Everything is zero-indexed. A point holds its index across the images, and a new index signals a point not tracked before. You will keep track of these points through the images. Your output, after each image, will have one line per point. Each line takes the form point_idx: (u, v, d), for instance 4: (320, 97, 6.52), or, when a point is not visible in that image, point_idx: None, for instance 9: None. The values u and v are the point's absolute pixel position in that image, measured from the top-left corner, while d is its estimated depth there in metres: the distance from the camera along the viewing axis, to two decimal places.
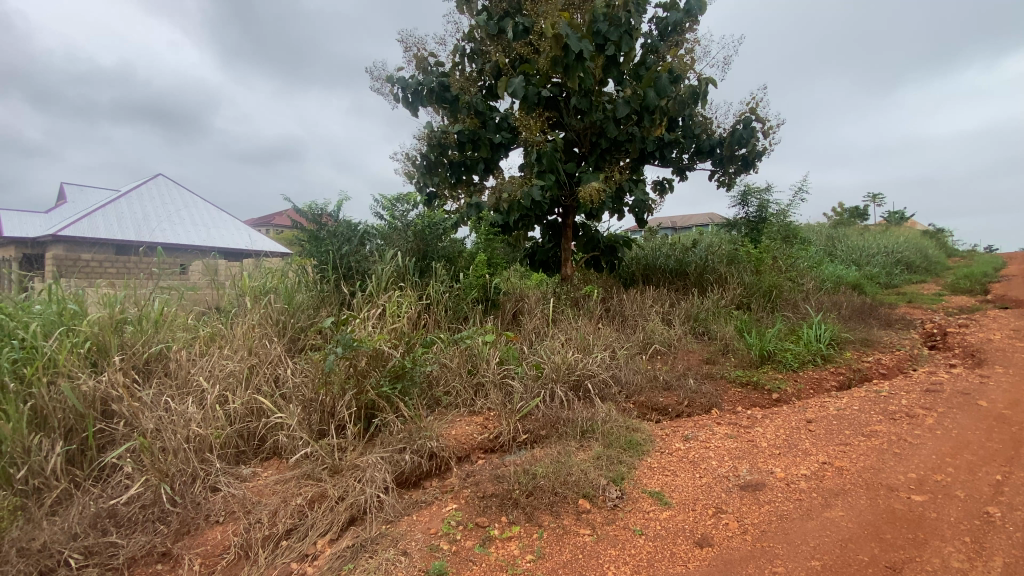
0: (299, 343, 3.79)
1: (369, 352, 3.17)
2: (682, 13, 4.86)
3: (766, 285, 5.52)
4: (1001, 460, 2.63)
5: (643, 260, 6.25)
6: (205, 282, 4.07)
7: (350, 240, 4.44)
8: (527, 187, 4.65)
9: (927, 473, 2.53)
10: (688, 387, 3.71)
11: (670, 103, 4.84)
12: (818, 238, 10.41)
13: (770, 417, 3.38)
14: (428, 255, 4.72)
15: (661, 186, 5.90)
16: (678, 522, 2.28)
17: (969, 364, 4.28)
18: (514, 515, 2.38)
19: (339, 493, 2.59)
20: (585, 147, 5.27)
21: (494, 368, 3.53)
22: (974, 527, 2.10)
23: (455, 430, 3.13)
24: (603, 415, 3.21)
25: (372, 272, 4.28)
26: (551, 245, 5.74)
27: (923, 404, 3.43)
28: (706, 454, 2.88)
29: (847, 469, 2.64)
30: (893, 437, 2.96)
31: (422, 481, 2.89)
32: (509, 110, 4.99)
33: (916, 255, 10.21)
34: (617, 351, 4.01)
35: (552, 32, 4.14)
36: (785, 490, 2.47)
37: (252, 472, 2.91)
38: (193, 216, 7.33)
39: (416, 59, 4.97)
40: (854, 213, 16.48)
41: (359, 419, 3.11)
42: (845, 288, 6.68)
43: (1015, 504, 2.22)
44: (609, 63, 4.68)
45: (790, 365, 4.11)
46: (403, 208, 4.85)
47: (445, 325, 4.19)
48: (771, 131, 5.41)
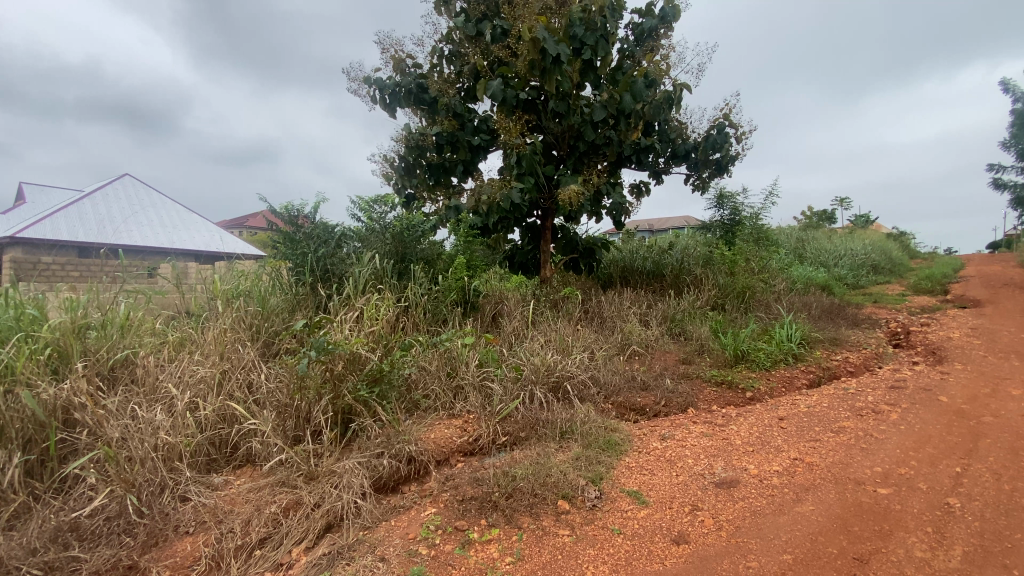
0: (272, 347, 3.69)
1: (345, 355, 3.14)
2: (657, 19, 4.95)
3: (739, 287, 5.65)
4: (960, 453, 2.74)
5: (621, 262, 6.34)
6: (173, 286, 3.95)
7: (327, 241, 4.39)
8: (506, 190, 4.66)
9: (892, 467, 2.62)
10: (665, 387, 3.76)
11: (646, 108, 4.93)
12: (789, 239, 10.70)
13: (744, 416, 3.45)
14: (407, 257, 4.69)
15: (638, 189, 5.99)
16: (655, 520, 2.31)
17: (930, 361, 4.46)
18: (493, 518, 2.37)
19: (314, 500, 2.53)
20: (563, 150, 5.34)
21: (474, 371, 3.51)
22: (935, 518, 2.18)
23: (434, 434, 3.10)
24: (582, 416, 3.24)
25: (348, 275, 4.23)
26: (531, 247, 5.71)
27: (887, 400, 3.56)
28: (682, 453, 2.93)
29: (817, 464, 2.71)
30: (860, 432, 3.06)
31: (401, 486, 2.86)
32: (488, 113, 5.01)
33: (881, 257, 10.60)
34: (596, 352, 4.05)
35: (530, 35, 4.18)
36: (759, 486, 2.53)
37: (224, 481, 2.83)
38: (160, 220, 7.07)
39: (393, 60, 4.94)
40: (824, 216, 17.03)
41: (336, 424, 3.05)
42: (815, 288, 6.89)
43: (973, 494, 2.32)
44: (586, 67, 4.72)
45: (763, 365, 4.20)
46: (381, 210, 4.83)
47: (423, 328, 4.15)
48: (744, 136, 5.51)
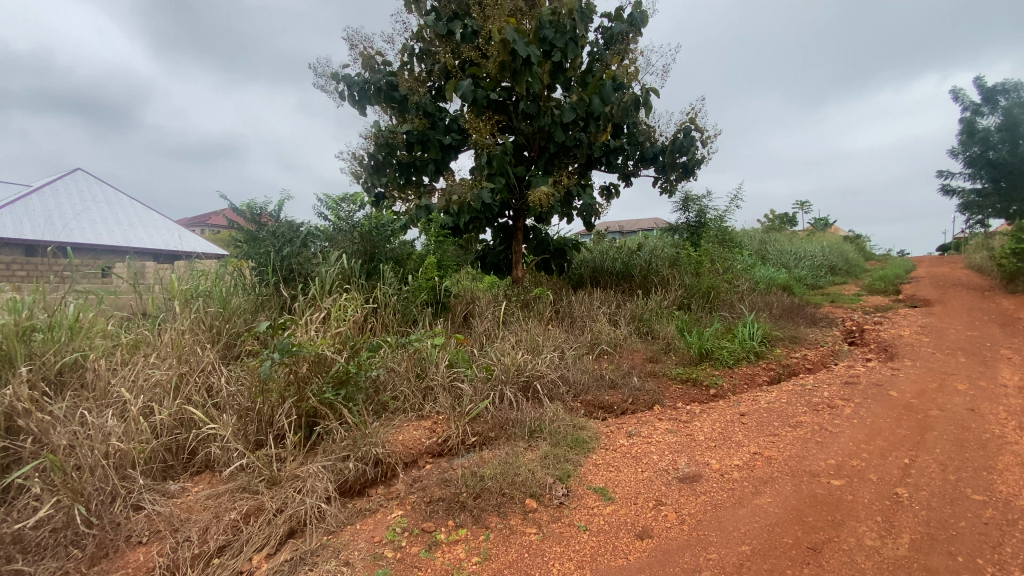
0: (234, 349, 3.57)
1: (310, 357, 3.07)
2: (626, 24, 5.03)
3: (705, 287, 5.81)
4: (908, 445, 2.88)
5: (591, 262, 6.42)
6: (128, 287, 3.80)
7: (292, 240, 4.29)
8: (476, 190, 4.65)
9: (844, 459, 2.74)
10: (633, 385, 3.83)
11: (614, 110, 5.00)
12: (753, 240, 11.05)
13: (708, 412, 3.54)
14: (376, 257, 4.63)
15: (608, 191, 6.08)
16: (620, 516, 2.34)
17: (882, 357, 4.68)
18: (461, 518, 2.36)
19: (276, 506, 2.47)
20: (534, 151, 5.37)
21: (444, 372, 3.49)
22: (884, 507, 2.29)
23: (402, 435, 3.06)
24: (551, 415, 3.26)
25: (314, 274, 4.14)
26: (503, 247, 5.71)
27: (842, 395, 3.72)
28: (647, 449, 2.98)
29: (775, 458, 2.81)
30: (816, 426, 3.19)
31: (367, 489, 2.81)
32: (458, 113, 4.99)
33: (838, 259, 11.08)
34: (566, 352, 4.09)
35: (500, 36, 4.19)
36: (720, 480, 2.61)
37: (181, 488, 2.73)
38: (93, 235, 6.73)
39: (362, 57, 4.87)
40: (786, 220, 17.67)
41: (300, 427, 2.97)
42: (777, 288, 7.14)
43: (919, 484, 2.45)
44: (556, 70, 4.76)
45: (726, 362, 4.32)
46: (348, 208, 4.69)
47: (393, 328, 4.10)
48: (710, 140, 5.66)
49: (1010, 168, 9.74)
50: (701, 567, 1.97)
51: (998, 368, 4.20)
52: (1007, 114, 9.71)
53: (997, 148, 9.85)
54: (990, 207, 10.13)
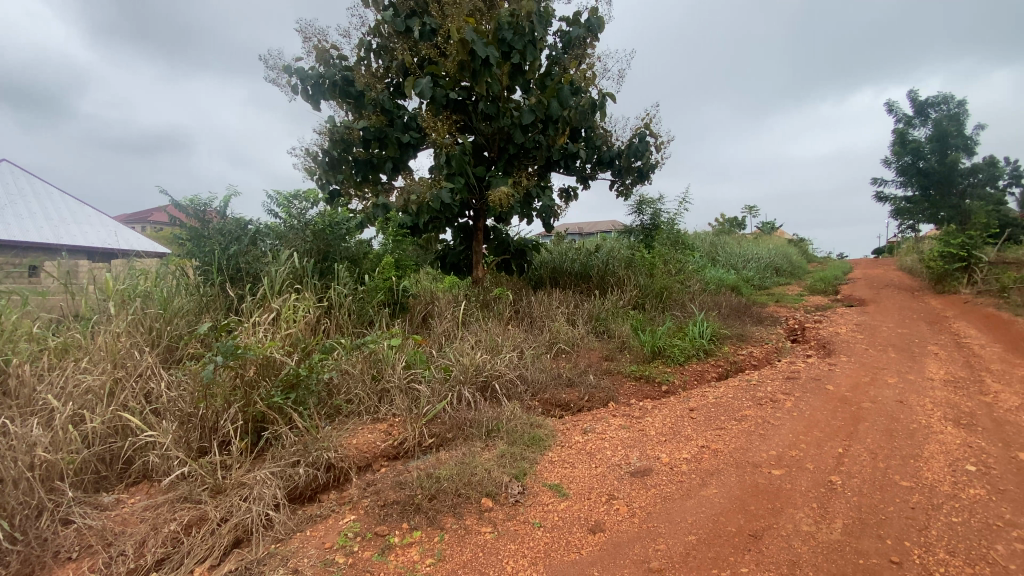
0: (175, 353, 3.39)
1: (258, 360, 2.99)
2: (584, 29, 5.13)
3: (658, 287, 5.99)
4: (843, 435, 3.08)
5: (551, 263, 6.50)
6: (58, 287, 3.56)
7: (240, 239, 4.12)
8: (435, 190, 4.62)
9: (785, 450, 2.90)
10: (589, 382, 3.91)
11: (572, 114, 5.09)
12: (704, 242, 11.48)
13: (660, 408, 3.66)
14: (329, 256, 4.51)
15: (566, 194, 6.17)
16: (574, 512, 2.38)
17: (821, 353, 4.97)
18: (415, 520, 2.34)
19: (220, 515, 2.35)
20: (494, 151, 5.38)
21: (401, 373, 3.44)
22: (819, 494, 2.43)
23: (356, 439, 2.99)
24: (508, 414, 3.27)
25: (264, 274, 3.99)
26: (463, 247, 5.69)
27: (783, 389, 3.93)
28: (601, 445, 3.05)
29: (721, 450, 2.93)
30: (760, 419, 3.35)
31: (318, 495, 2.74)
32: (417, 110, 4.94)
33: (782, 261, 11.68)
34: (524, 351, 4.12)
35: (459, 36, 4.19)
36: (669, 473, 2.70)
37: (116, 500, 2.56)
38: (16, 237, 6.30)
39: (317, 50, 4.73)
40: (735, 223, 18.46)
41: (246, 433, 2.86)
42: (726, 289, 7.46)
43: (851, 472, 2.62)
44: (515, 71, 4.79)
45: (678, 360, 4.48)
46: (301, 206, 4.54)
47: (347, 329, 4.02)
48: (663, 146, 5.84)
49: (939, 177, 10.64)
50: (650, 558, 2.03)
51: (924, 363, 4.54)
52: (937, 126, 10.55)
53: (927, 157, 10.69)
54: (920, 213, 10.99)
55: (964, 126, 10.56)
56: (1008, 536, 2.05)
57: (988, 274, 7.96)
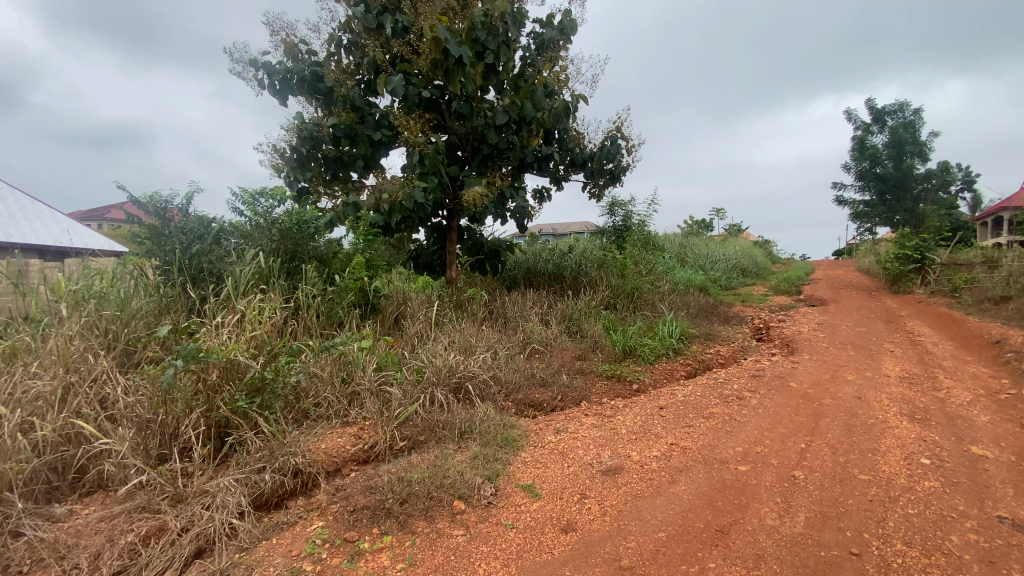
0: (133, 356, 3.25)
1: (221, 363, 2.89)
2: (556, 31, 5.16)
3: (629, 288, 6.09)
4: (805, 431, 3.19)
5: (524, 263, 6.52)
6: (4, 288, 3.36)
7: (203, 237, 3.98)
8: (408, 189, 4.56)
9: (750, 447, 2.98)
10: (562, 382, 3.93)
11: (546, 116, 5.12)
12: (674, 243, 11.71)
13: (630, 406, 3.71)
14: (297, 256, 4.40)
15: (540, 195, 6.19)
16: (546, 512, 2.39)
17: (784, 352, 5.14)
18: (386, 525, 2.30)
19: (181, 525, 2.26)
20: (467, 151, 5.35)
21: (371, 376, 3.38)
22: (783, 489, 2.51)
23: (324, 444, 2.93)
24: (481, 415, 3.26)
25: (228, 274, 3.86)
26: (436, 247, 5.65)
27: (749, 387, 4.05)
28: (573, 445, 3.07)
29: (690, 448, 3.00)
30: (726, 417, 3.44)
31: (285, 501, 2.67)
32: (389, 108, 4.87)
33: (748, 262, 12.04)
34: (498, 352, 4.12)
35: (432, 34, 4.15)
36: (640, 471, 2.74)
37: (69, 511, 2.44)
38: None
39: (285, 44, 4.61)
40: (703, 225, 18.92)
41: (209, 440, 2.76)
42: (694, 289, 7.63)
43: (813, 467, 2.72)
44: (489, 71, 4.78)
45: (648, 359, 4.56)
46: (267, 204, 4.42)
47: (316, 331, 3.92)
48: (635, 149, 5.94)
49: (894, 182, 11.16)
50: (621, 556, 2.06)
51: (880, 360, 4.75)
52: (893, 133, 11.04)
53: (884, 163, 11.19)
54: (877, 216, 11.50)
55: (918, 133, 11.06)
56: (960, 526, 2.16)
57: (939, 274, 8.38)
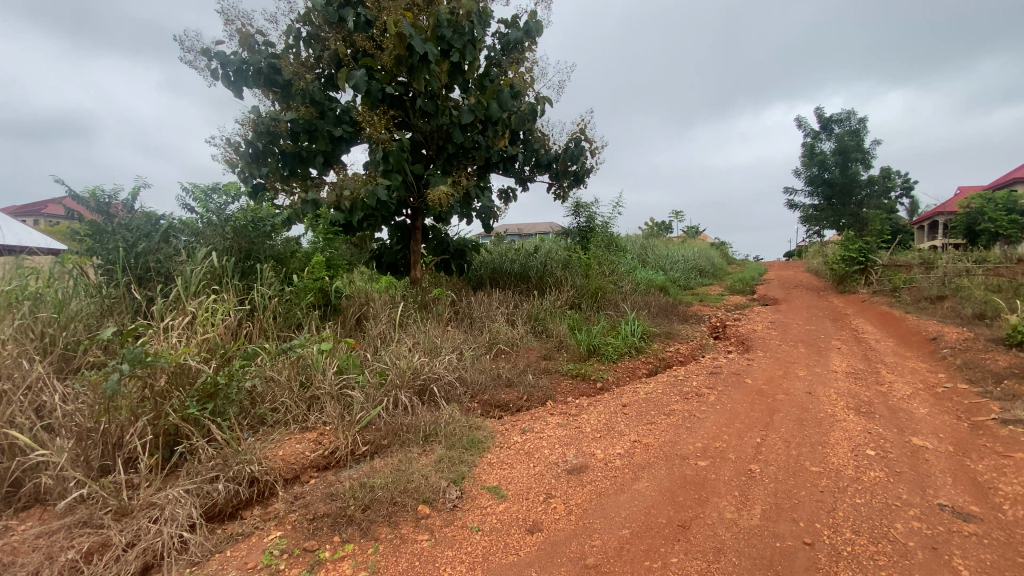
0: (72, 362, 3.04)
1: (169, 367, 2.73)
2: (522, 32, 5.16)
3: (593, 288, 6.17)
4: (760, 426, 3.31)
5: (490, 264, 6.50)
6: None
7: (150, 235, 3.76)
8: (371, 186, 4.45)
9: (709, 442, 3.07)
10: (527, 382, 3.94)
11: (511, 117, 5.12)
12: (635, 244, 11.97)
13: (595, 404, 3.76)
14: (252, 255, 4.22)
15: (506, 194, 6.18)
16: (512, 513, 2.39)
17: (740, 349, 5.34)
18: (348, 533, 2.23)
19: (126, 540, 2.13)
20: (432, 150, 5.28)
21: (332, 379, 3.27)
22: (740, 482, 2.60)
23: (282, 450, 2.82)
24: (447, 417, 3.22)
25: (178, 273, 3.66)
26: (400, 247, 5.55)
27: (707, 384, 4.17)
28: (539, 445, 3.08)
29: (652, 444, 3.06)
30: (687, 413, 3.54)
31: (240, 511, 2.55)
32: (351, 104, 4.74)
33: (705, 263, 12.46)
34: (463, 352, 4.09)
35: (396, 30, 4.06)
36: (604, 469, 2.77)
37: (2, 527, 2.26)
38: None
39: (240, 34, 4.42)
40: (662, 227, 19.42)
41: (157, 449, 2.61)
42: (655, 289, 7.82)
43: (768, 460, 2.83)
44: (454, 70, 4.73)
45: (612, 357, 4.64)
46: (220, 200, 4.24)
47: (273, 334, 3.77)
48: (598, 151, 6.02)
49: (841, 186, 11.77)
50: (587, 554, 2.07)
51: (828, 357, 4.99)
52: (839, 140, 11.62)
53: (831, 169, 11.79)
54: (825, 219, 12.12)
55: (862, 141, 11.66)
56: (905, 514, 2.30)
57: (881, 275, 8.91)
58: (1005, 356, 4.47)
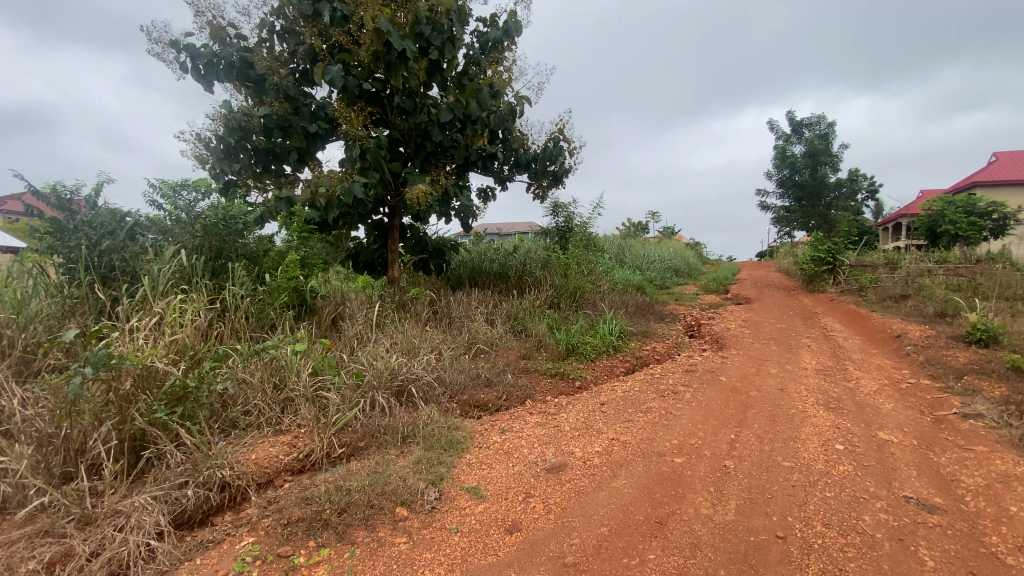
0: (31, 365, 2.90)
1: (135, 370, 2.63)
2: (501, 31, 5.15)
3: (572, 287, 6.20)
4: (735, 422, 3.38)
5: (469, 263, 6.47)
6: None
7: (115, 233, 3.62)
8: (347, 184, 4.38)
9: (685, 439, 3.12)
10: (507, 382, 3.93)
11: (490, 116, 5.11)
12: (613, 244, 12.09)
13: (573, 403, 3.78)
14: (224, 254, 4.10)
15: (484, 194, 6.16)
16: (491, 513, 2.38)
17: (714, 347, 5.44)
18: (323, 537, 2.19)
19: (89, 550, 2.04)
20: (410, 148, 5.22)
21: (307, 381, 3.20)
22: (716, 478, 2.65)
23: (255, 454, 2.75)
24: (425, 418, 3.19)
25: (144, 273, 3.54)
26: (377, 245, 5.49)
27: (683, 381, 4.24)
28: (518, 444, 3.08)
29: (630, 442, 3.09)
30: (663, 410, 3.59)
31: (211, 518, 2.48)
32: (326, 100, 4.66)
33: (681, 263, 12.68)
34: (442, 352, 4.06)
35: (373, 26, 4.00)
36: (583, 467, 2.79)
37: None
38: None
39: (210, 26, 4.29)
40: (639, 227, 19.68)
41: (122, 455, 2.51)
42: (632, 288, 7.92)
43: (742, 456, 2.89)
44: (433, 67, 4.69)
45: (590, 356, 4.68)
46: (189, 197, 4.10)
47: (245, 335, 3.68)
48: (577, 151, 6.06)
49: (811, 188, 12.11)
50: (566, 553, 2.08)
51: (799, 354, 5.14)
52: (809, 143, 11.95)
53: (801, 172, 12.12)
54: (795, 220, 12.46)
55: (831, 145, 12.02)
56: (873, 506, 2.38)
57: (848, 275, 9.21)
58: (965, 352, 4.67)
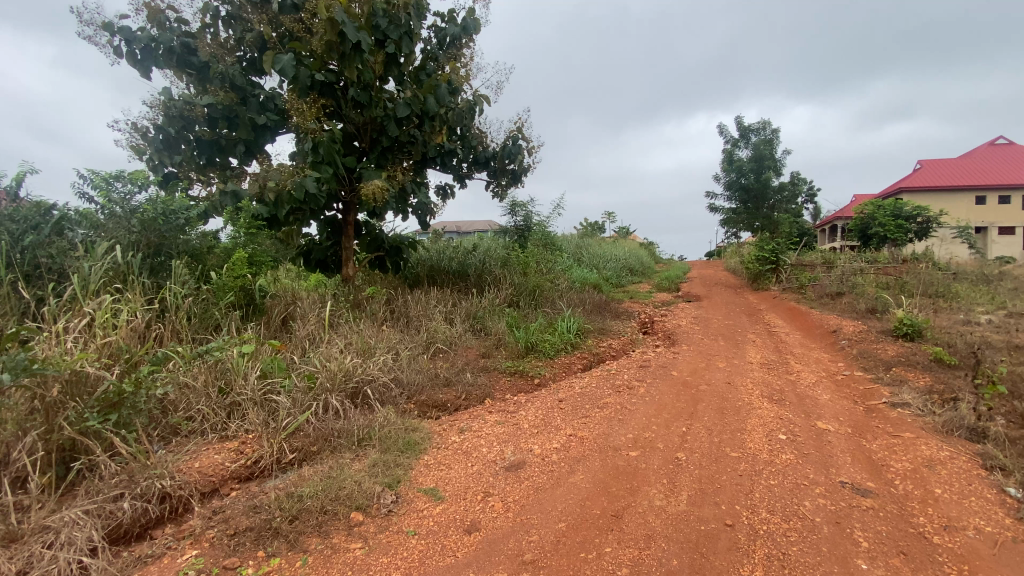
0: None
1: (63, 376, 2.44)
2: (459, 28, 5.10)
3: (531, 286, 6.23)
4: (686, 415, 3.51)
5: (427, 261, 6.38)
6: None
7: (39, 227, 3.33)
8: (298, 178, 4.21)
9: (639, 433, 3.20)
10: (465, 381, 3.91)
11: (448, 113, 5.04)
12: (570, 242, 12.25)
13: (532, 400, 3.81)
14: (163, 250, 3.85)
15: (443, 191, 6.10)
16: (450, 514, 2.36)
17: (667, 343, 5.62)
18: (273, 546, 2.10)
19: (15, 569, 1.86)
20: (365, 142, 5.09)
21: (255, 385, 3.06)
22: (669, 470, 2.74)
23: (198, 462, 2.60)
24: (381, 420, 3.12)
25: (73, 270, 3.27)
26: (331, 243, 5.32)
27: (638, 376, 4.36)
28: (477, 443, 3.07)
29: (587, 437, 3.14)
30: (619, 405, 3.67)
31: (150, 531, 2.32)
32: (276, 90, 4.46)
33: (635, 262, 13.02)
34: (399, 352, 3.98)
35: (327, 15, 3.87)
36: (541, 464, 2.81)
37: None
38: None
39: (148, 8, 4.02)
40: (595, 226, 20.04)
41: (49, 467, 2.31)
42: (589, 287, 8.06)
43: (693, 448, 2.99)
44: (389, 61, 4.59)
45: (548, 353, 4.73)
46: (124, 189, 3.82)
47: (187, 336, 3.47)
48: (535, 150, 6.09)
49: (756, 191, 12.71)
50: (524, 551, 2.09)
51: (745, 349, 5.39)
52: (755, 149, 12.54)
53: (748, 175, 12.70)
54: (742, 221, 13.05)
55: (774, 150, 12.67)
56: (812, 492, 2.52)
57: (790, 274, 9.75)
58: (893, 346, 5.05)
